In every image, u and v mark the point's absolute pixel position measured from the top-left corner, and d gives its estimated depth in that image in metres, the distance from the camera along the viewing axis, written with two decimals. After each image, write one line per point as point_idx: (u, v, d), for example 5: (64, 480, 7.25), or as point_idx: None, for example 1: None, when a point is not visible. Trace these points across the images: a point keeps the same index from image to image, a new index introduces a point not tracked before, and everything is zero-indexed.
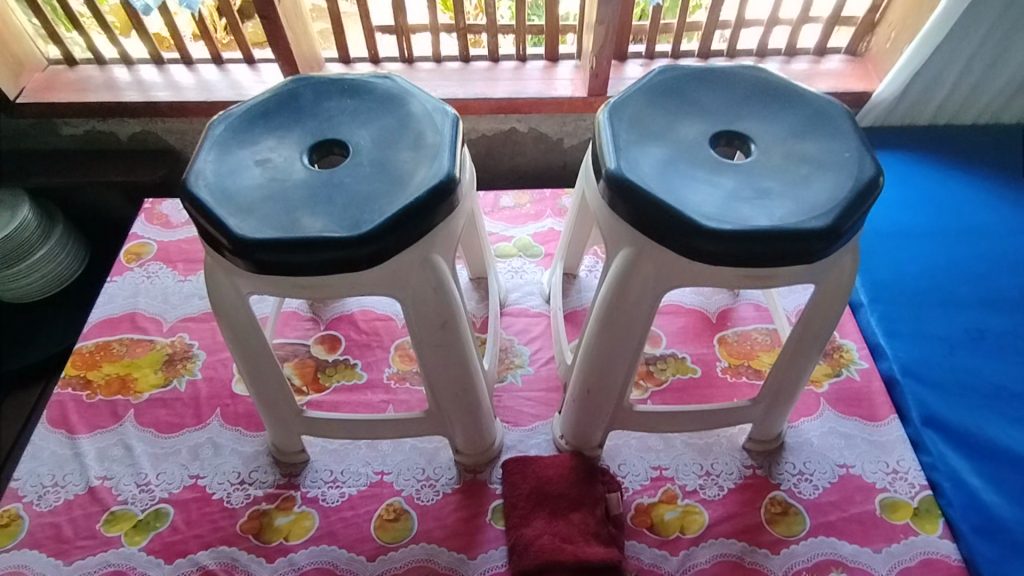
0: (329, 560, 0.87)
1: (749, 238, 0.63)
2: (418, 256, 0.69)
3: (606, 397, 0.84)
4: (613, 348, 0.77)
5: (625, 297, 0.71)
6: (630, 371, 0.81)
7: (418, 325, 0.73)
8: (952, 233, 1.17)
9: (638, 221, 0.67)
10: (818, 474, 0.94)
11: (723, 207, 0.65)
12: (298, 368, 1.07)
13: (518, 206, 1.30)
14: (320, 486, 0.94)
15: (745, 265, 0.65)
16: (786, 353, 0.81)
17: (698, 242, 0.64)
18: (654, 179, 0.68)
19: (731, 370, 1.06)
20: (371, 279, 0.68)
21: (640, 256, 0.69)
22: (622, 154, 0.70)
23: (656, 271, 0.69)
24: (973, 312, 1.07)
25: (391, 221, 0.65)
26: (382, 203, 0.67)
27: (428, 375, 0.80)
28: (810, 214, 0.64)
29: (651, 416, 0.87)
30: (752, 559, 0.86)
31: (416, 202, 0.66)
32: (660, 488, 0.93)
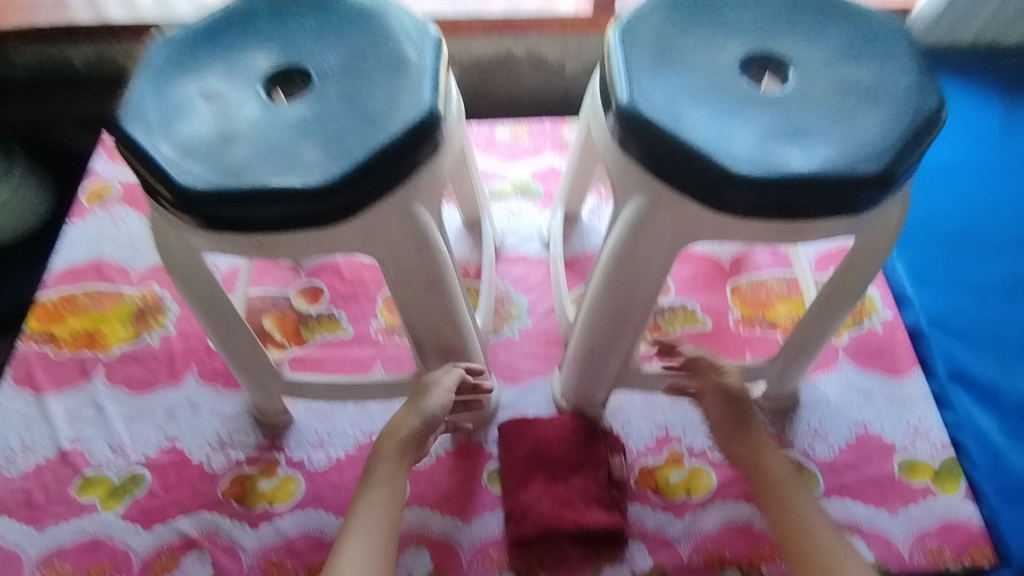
0: (318, 527, 0.83)
1: (784, 185, 0.53)
2: (395, 206, 0.57)
3: (610, 357, 0.76)
4: (621, 308, 0.69)
5: (635, 254, 0.62)
6: (638, 330, 0.73)
7: (399, 282, 0.63)
8: (992, 168, 1.07)
9: (653, 164, 0.56)
10: (834, 433, 0.89)
11: (757, 147, 0.55)
12: (277, 321, 0.99)
13: (515, 140, 1.18)
14: (305, 449, 0.89)
15: (781, 217, 0.55)
16: (810, 315, 0.73)
17: (725, 190, 0.54)
18: (675, 114, 0.57)
19: (744, 322, 0.98)
20: (341, 235, 0.57)
21: (655, 206, 0.58)
22: (638, 82, 0.59)
23: (674, 225, 0.59)
24: (1010, 257, 0.99)
25: (359, 168, 0.54)
26: (348, 143, 0.56)
27: (414, 335, 0.71)
28: (860, 157, 0.54)
29: (657, 376, 0.81)
30: (761, 524, 0.82)
31: (389, 143, 0.55)
32: (666, 449, 0.88)
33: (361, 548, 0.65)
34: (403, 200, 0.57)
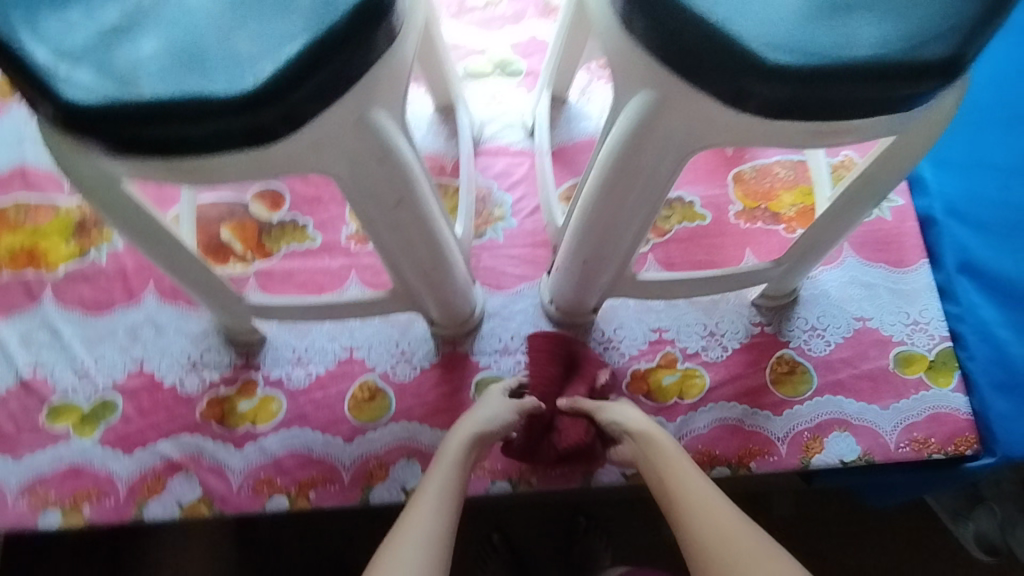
0: (304, 444, 0.81)
1: (826, 76, 0.43)
2: (346, 113, 0.46)
3: (606, 266, 0.70)
4: (620, 215, 0.60)
5: (640, 156, 0.53)
6: (638, 237, 0.65)
7: (363, 202, 0.53)
8: None
9: (664, 52, 0.46)
10: (832, 328, 0.86)
11: (796, 24, 0.44)
12: (237, 231, 0.90)
13: (491, 6, 1.01)
14: (283, 366, 0.84)
15: (818, 114, 0.46)
16: (832, 211, 0.66)
17: (749, 84, 0.44)
18: None
19: (746, 216, 0.91)
20: (284, 153, 0.47)
21: (664, 103, 0.49)
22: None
23: (685, 124, 0.50)
24: None
25: (297, 63, 0.42)
26: (280, 29, 0.43)
27: (388, 254, 0.64)
28: (923, 34, 0.44)
29: (654, 284, 0.76)
30: (752, 423, 0.82)
31: (333, 25, 0.42)
32: (659, 352, 0.85)
33: (430, 516, 0.63)
34: (355, 103, 0.46)
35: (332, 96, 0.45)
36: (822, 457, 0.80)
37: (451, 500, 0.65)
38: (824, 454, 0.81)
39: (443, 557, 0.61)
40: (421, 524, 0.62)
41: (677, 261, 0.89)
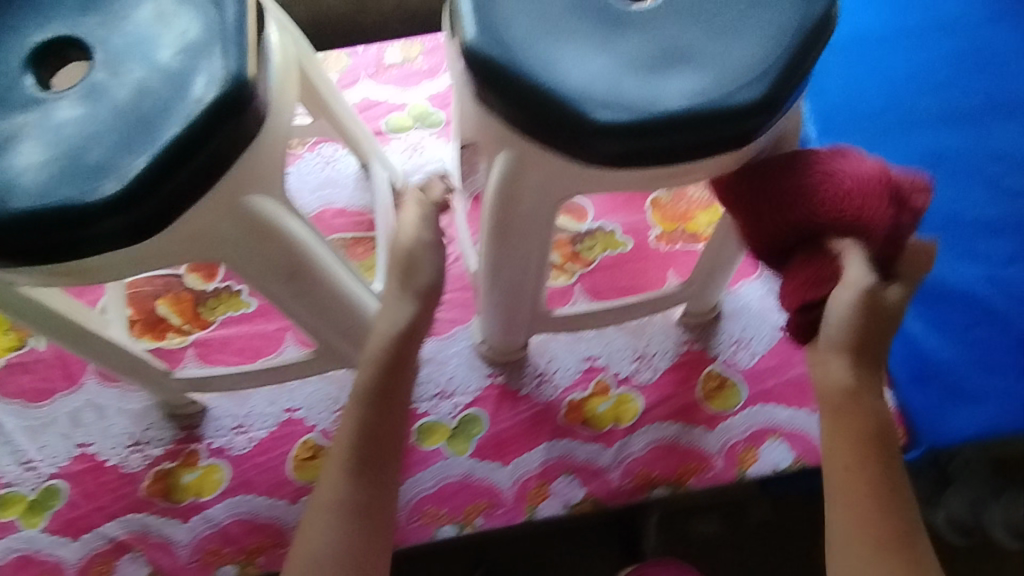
0: (250, 510, 0.81)
1: (652, 129, 0.47)
2: (217, 205, 0.48)
3: (522, 306, 0.73)
4: (515, 260, 0.64)
5: (516, 210, 0.56)
6: (540, 276, 0.68)
7: (258, 279, 0.55)
8: (916, 31, 0.98)
9: (509, 113, 0.49)
10: (756, 340, 0.88)
11: (621, 84, 0.48)
12: (173, 304, 0.91)
13: (408, 60, 1.04)
14: (225, 435, 0.85)
15: (656, 164, 0.49)
16: (724, 225, 0.71)
17: (587, 141, 0.47)
18: (526, 51, 0.49)
19: (666, 238, 0.94)
20: (163, 250, 0.49)
21: (523, 159, 0.52)
22: (483, 13, 0.50)
23: (547, 177, 0.53)
24: (934, 129, 0.92)
25: (157, 166, 0.44)
26: (140, 135, 0.45)
27: (304, 321, 0.65)
28: (740, 81, 0.48)
29: (571, 319, 0.79)
30: (687, 440, 0.84)
31: (189, 129, 0.45)
32: (592, 381, 0.87)
33: (330, 484, 0.62)
34: (228, 193, 0.48)
35: (199, 190, 0.46)
36: (757, 467, 0.83)
37: (338, 460, 0.63)
38: (758, 464, 0.83)
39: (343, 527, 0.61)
40: (318, 498, 0.63)
41: (604, 289, 0.91)
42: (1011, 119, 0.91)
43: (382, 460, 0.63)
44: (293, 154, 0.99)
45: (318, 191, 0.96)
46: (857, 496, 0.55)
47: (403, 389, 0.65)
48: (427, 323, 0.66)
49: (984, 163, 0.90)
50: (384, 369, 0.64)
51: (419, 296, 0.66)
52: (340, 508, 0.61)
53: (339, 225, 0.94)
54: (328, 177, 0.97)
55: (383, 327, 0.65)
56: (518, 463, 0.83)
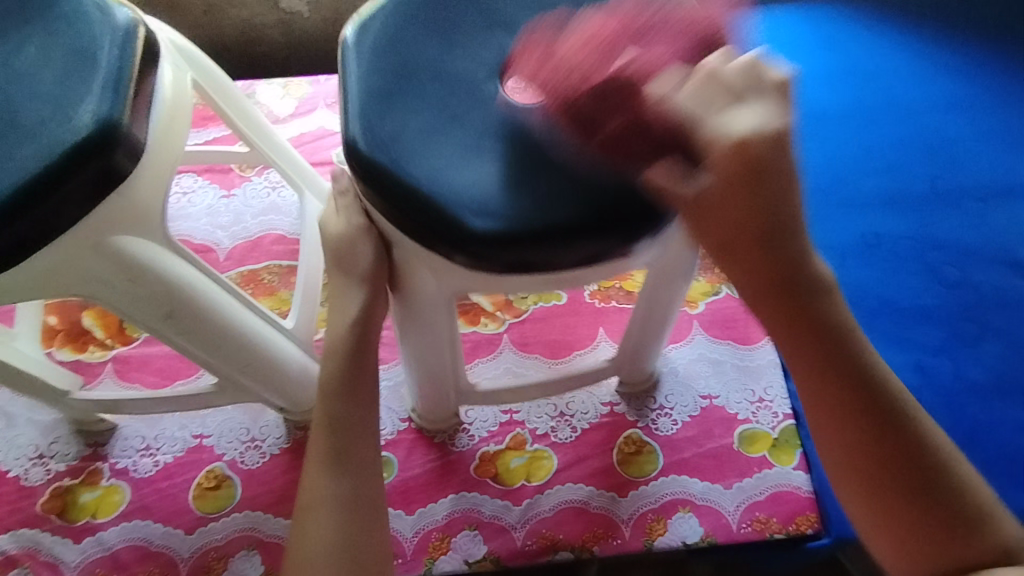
0: (143, 537, 0.79)
1: (530, 240, 0.50)
2: (80, 243, 0.49)
3: (443, 382, 0.74)
4: (427, 338, 0.65)
5: (410, 295, 0.59)
6: (456, 350, 0.69)
7: (134, 318, 0.55)
8: (869, 114, 1.01)
9: (395, 214, 0.52)
10: (679, 408, 0.87)
11: (497, 191, 0.51)
12: (99, 318, 0.91)
13: None
14: (131, 456, 0.84)
15: (545, 269, 0.53)
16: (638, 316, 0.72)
17: (469, 248, 0.51)
18: (409, 154, 0.52)
19: (601, 295, 0.94)
20: (27, 282, 0.50)
21: (410, 256, 0.56)
22: (371, 115, 0.53)
23: (435, 276, 0.57)
24: (875, 212, 0.94)
25: (15, 199, 0.46)
26: (4, 166, 0.47)
27: (198, 358, 0.64)
28: (610, 199, 0.51)
29: (490, 393, 0.77)
30: (598, 505, 0.81)
31: (51, 165, 0.46)
32: (508, 434, 0.86)
33: (319, 483, 0.60)
34: (91, 233, 0.49)
35: (62, 227, 0.48)
36: (666, 539, 0.80)
37: (318, 462, 0.60)
38: (666, 536, 0.80)
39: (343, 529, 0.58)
40: (304, 498, 0.60)
41: (532, 341, 0.90)
42: (955, 209, 0.94)
43: (355, 452, 0.61)
44: (241, 176, 1.00)
45: (260, 216, 0.96)
46: (878, 526, 0.55)
47: (370, 373, 0.65)
48: (383, 302, 0.64)
49: (922, 250, 0.91)
50: (347, 356, 0.63)
51: (364, 280, 0.61)
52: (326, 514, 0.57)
53: (276, 252, 0.94)
54: (272, 203, 0.97)
55: (336, 321, 0.64)
56: (423, 512, 0.81)
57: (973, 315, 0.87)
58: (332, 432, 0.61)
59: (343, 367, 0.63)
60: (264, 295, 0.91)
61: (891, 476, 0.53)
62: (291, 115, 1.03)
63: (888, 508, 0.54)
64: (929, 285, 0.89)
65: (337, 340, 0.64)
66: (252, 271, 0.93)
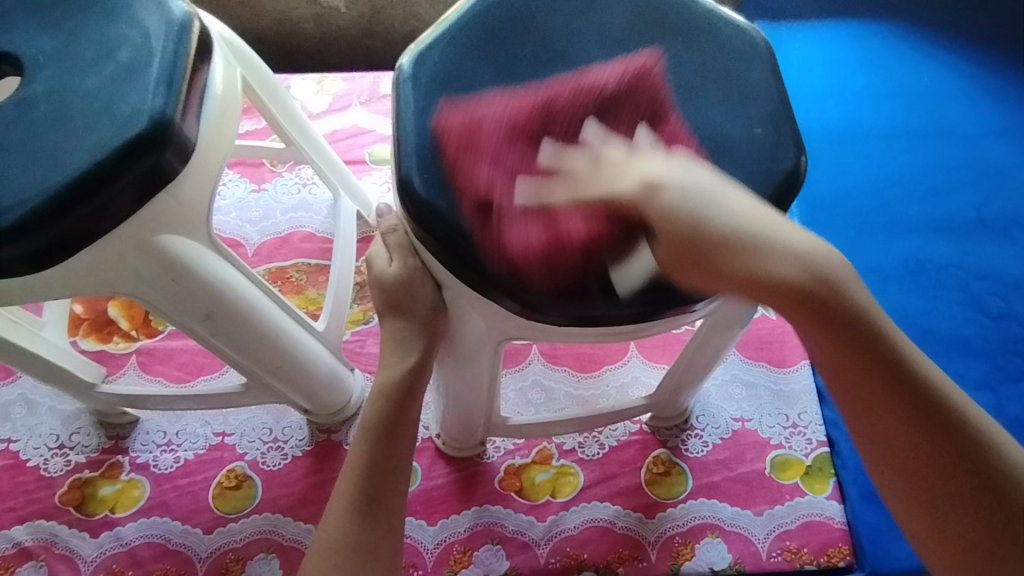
0: (161, 534, 0.78)
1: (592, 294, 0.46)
2: (124, 241, 0.48)
3: (475, 413, 0.71)
4: (465, 375, 0.62)
5: (458, 335, 0.56)
6: (494, 387, 0.65)
7: (172, 317, 0.54)
8: (915, 135, 0.99)
9: (446, 259, 0.48)
10: (710, 429, 0.85)
11: None
12: (125, 308, 0.89)
13: None
14: (151, 451, 0.83)
15: (599, 324, 0.48)
16: (687, 353, 0.68)
17: (525, 299, 0.46)
18: (468, 194, 0.47)
19: None
20: (63, 278, 0.48)
21: (460, 299, 0.51)
22: (426, 151, 0.48)
23: (485, 321, 0.52)
24: (920, 238, 0.92)
25: (65, 194, 0.44)
26: (55, 159, 0.46)
27: (230, 360, 0.62)
28: None
29: (521, 426, 0.75)
30: (624, 525, 0.79)
31: (103, 161, 0.45)
32: (534, 448, 0.84)
33: (342, 520, 0.56)
34: (139, 230, 0.48)
35: (111, 222, 0.47)
36: (692, 564, 0.77)
37: (346, 504, 0.57)
38: (693, 561, 0.77)
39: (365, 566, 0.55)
40: (324, 534, 0.56)
41: (562, 353, 0.88)
42: (1003, 238, 0.91)
43: (388, 498, 0.57)
44: (272, 171, 0.99)
45: (290, 213, 0.95)
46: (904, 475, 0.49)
47: (411, 428, 0.59)
48: (437, 348, 0.58)
49: (966, 278, 0.89)
50: (395, 402, 0.58)
51: (420, 323, 0.55)
52: (349, 545, 0.55)
53: (305, 249, 0.93)
54: (302, 200, 0.96)
55: (389, 363, 0.58)
56: (445, 523, 0.80)
57: (1018, 349, 0.84)
58: (365, 476, 0.57)
59: (388, 412, 0.58)
60: (291, 293, 0.89)
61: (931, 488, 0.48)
62: (325, 111, 1.01)
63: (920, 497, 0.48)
64: (975, 315, 0.86)
65: (387, 382, 0.58)
66: (280, 268, 0.91)
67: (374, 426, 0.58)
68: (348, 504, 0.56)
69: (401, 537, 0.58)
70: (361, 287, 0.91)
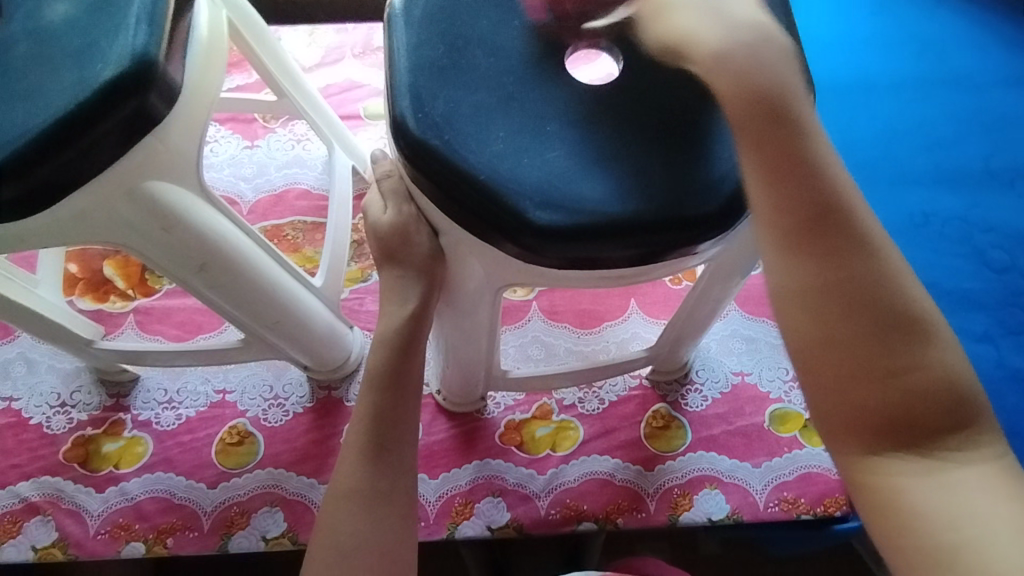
0: (165, 489, 0.79)
1: (598, 235, 0.45)
2: (112, 187, 0.47)
3: (475, 367, 0.71)
4: (465, 329, 0.62)
5: (459, 284, 0.55)
6: (492, 341, 0.65)
7: (166, 266, 0.53)
8: (924, 84, 0.96)
9: (444, 204, 0.47)
10: (709, 383, 0.85)
11: (561, 178, 0.45)
12: (120, 267, 0.89)
13: None
14: (153, 408, 0.83)
15: (602, 268, 0.47)
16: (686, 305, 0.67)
17: (522, 238, 0.45)
18: (463, 135, 0.46)
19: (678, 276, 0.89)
20: (53, 225, 0.47)
21: (457, 246, 0.51)
22: (421, 91, 0.47)
23: (484, 269, 0.51)
24: (925, 190, 0.90)
25: (48, 137, 0.43)
26: (36, 102, 0.44)
27: (225, 312, 0.62)
28: (691, 189, 0.46)
29: (523, 381, 0.75)
30: (623, 477, 0.80)
31: (84, 101, 0.43)
32: (535, 403, 0.84)
33: (348, 472, 0.56)
34: (126, 176, 0.47)
35: (94, 165, 0.45)
36: (690, 515, 0.78)
37: (351, 456, 0.56)
38: (692, 512, 0.79)
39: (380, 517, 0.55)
40: (335, 487, 0.56)
41: (562, 310, 0.87)
42: (1008, 190, 0.90)
43: (396, 448, 0.57)
44: (265, 127, 0.96)
45: (284, 169, 0.93)
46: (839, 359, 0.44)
47: (414, 379, 0.59)
48: (434, 299, 0.57)
49: (971, 231, 0.88)
50: (395, 351, 0.57)
51: (418, 273, 0.54)
52: (358, 498, 0.55)
53: (300, 207, 0.91)
54: (296, 156, 0.94)
55: (388, 315, 0.57)
56: (446, 477, 0.80)
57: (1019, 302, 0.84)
58: (371, 427, 0.57)
59: (390, 363, 0.57)
60: (288, 250, 0.89)
61: (886, 397, 0.43)
62: (318, 64, 0.99)
63: (857, 389, 0.43)
64: (978, 269, 0.86)
65: (387, 333, 0.57)
66: (276, 226, 0.90)
67: (374, 377, 0.57)
68: (354, 456, 0.56)
69: (414, 487, 0.58)
70: (359, 244, 0.90)
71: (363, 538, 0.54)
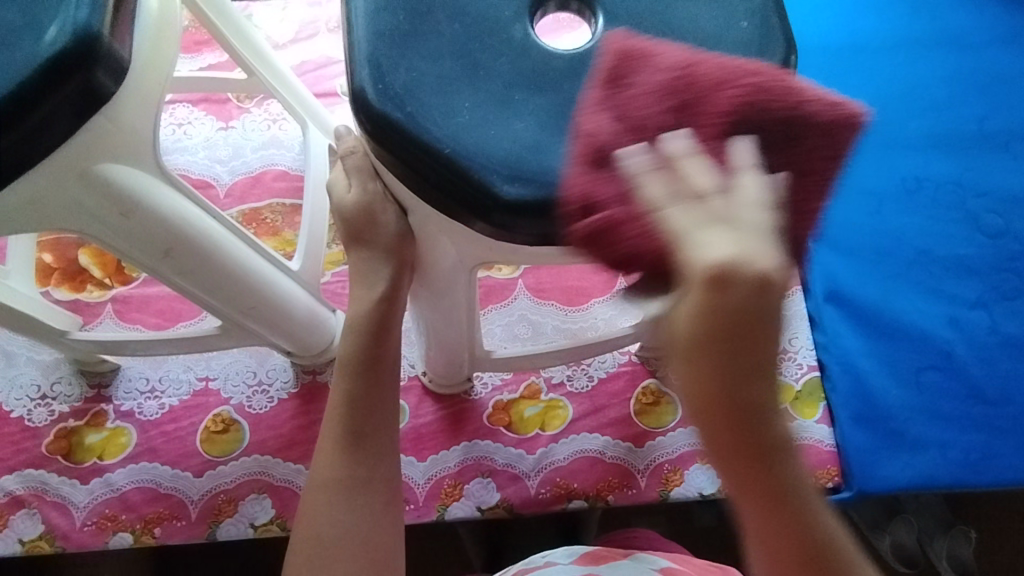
0: (151, 479, 0.78)
1: None
2: (62, 170, 0.45)
3: (458, 347, 0.69)
4: (443, 310, 0.60)
5: (432, 263, 0.53)
6: (472, 320, 0.64)
7: (129, 253, 0.52)
8: (916, 44, 0.93)
9: (410, 180, 0.44)
10: None
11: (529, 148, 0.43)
12: (96, 255, 0.86)
13: None
14: (136, 398, 0.82)
15: None
16: None
17: (493, 216, 0.43)
18: (426, 105, 0.44)
19: None
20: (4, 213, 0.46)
21: (427, 224, 0.49)
22: (381, 59, 0.44)
23: (456, 247, 0.50)
24: (917, 154, 0.88)
25: None
26: None
27: (197, 300, 0.60)
28: None
29: (507, 361, 0.74)
30: (613, 455, 0.80)
31: (27, 78, 0.41)
32: (523, 383, 0.83)
33: (328, 461, 0.55)
34: (78, 159, 0.45)
35: (40, 147, 0.43)
36: (681, 490, 0.78)
37: (331, 446, 0.55)
38: (683, 487, 0.78)
39: (362, 503, 0.54)
40: (316, 475, 0.55)
41: (548, 287, 0.86)
42: (1003, 152, 0.88)
43: (376, 434, 0.56)
44: (239, 107, 0.93)
45: (260, 150, 0.91)
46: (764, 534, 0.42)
47: (391, 362, 0.57)
48: (408, 280, 0.56)
49: (964, 195, 0.86)
50: (370, 335, 0.55)
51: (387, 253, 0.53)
52: (339, 487, 0.54)
53: (278, 189, 0.89)
54: (272, 136, 0.91)
55: (358, 298, 0.55)
56: (434, 459, 0.80)
57: (1014, 267, 0.83)
58: (348, 414, 0.55)
59: (365, 347, 0.56)
60: (267, 234, 0.87)
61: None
62: (291, 40, 0.95)
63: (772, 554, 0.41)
64: (972, 234, 0.84)
65: (359, 317, 0.55)
66: (254, 210, 0.88)
67: (349, 362, 0.56)
68: (333, 446, 0.55)
69: (398, 472, 0.57)
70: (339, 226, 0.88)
71: (345, 527, 0.53)
